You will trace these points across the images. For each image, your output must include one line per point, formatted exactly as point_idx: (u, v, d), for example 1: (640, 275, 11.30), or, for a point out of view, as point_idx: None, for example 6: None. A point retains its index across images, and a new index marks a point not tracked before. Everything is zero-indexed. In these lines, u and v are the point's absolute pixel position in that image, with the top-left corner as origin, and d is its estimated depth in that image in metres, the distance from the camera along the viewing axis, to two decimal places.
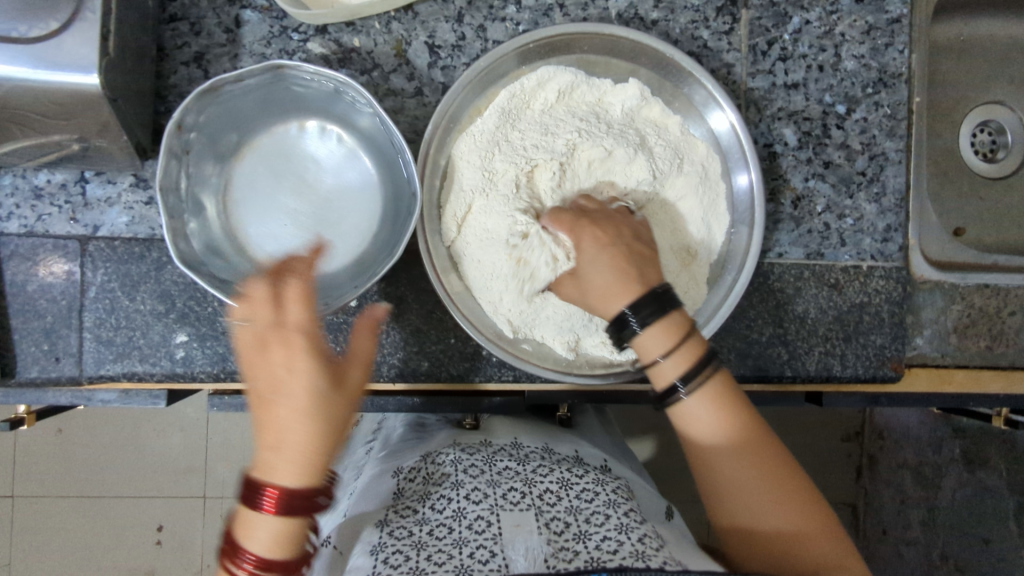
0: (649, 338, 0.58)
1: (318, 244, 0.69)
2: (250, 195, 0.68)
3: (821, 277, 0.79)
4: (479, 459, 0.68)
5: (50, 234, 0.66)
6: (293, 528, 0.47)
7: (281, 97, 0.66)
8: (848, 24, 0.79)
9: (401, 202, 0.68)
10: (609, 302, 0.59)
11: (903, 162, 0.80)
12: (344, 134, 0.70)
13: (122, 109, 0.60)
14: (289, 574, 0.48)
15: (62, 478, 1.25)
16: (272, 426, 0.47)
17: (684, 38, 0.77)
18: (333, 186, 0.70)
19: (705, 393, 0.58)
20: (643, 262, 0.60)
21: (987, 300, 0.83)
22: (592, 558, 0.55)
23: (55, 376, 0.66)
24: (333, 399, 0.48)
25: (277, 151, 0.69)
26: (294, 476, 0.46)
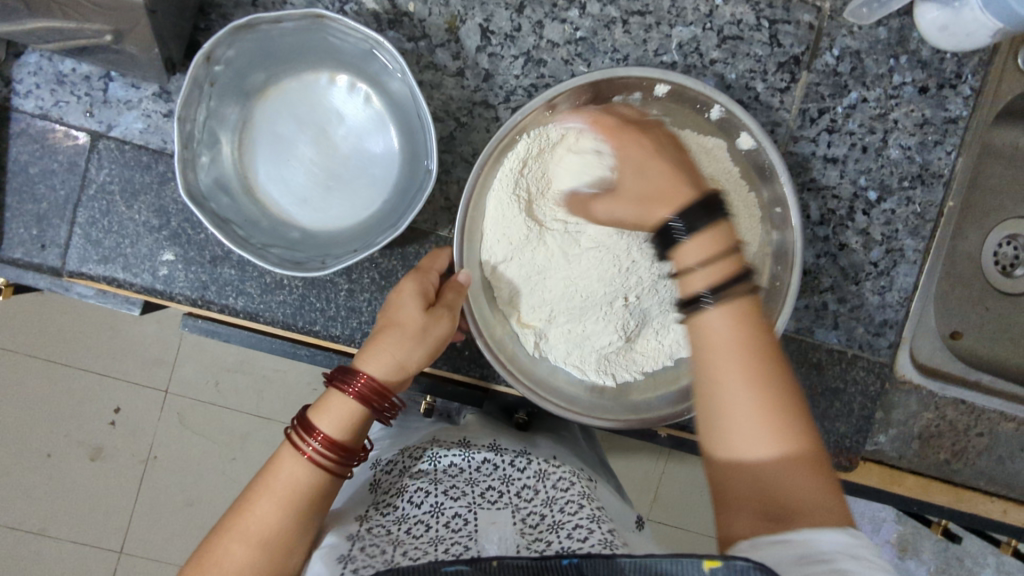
0: (693, 246, 0.54)
1: (324, 200, 0.69)
2: (268, 138, 0.68)
3: (806, 353, 0.79)
4: (458, 454, 0.70)
5: (63, 122, 0.66)
6: (358, 416, 0.59)
7: (317, 45, 0.65)
8: (904, 112, 0.78)
9: (415, 175, 0.67)
10: (658, 210, 0.57)
11: (918, 264, 0.79)
12: (372, 95, 0.69)
13: (159, 22, 0.58)
14: (338, 461, 0.57)
15: (32, 342, 1.26)
16: (378, 333, 0.61)
17: (738, 85, 0.76)
18: (352, 145, 0.69)
19: (730, 309, 0.51)
20: (654, 151, 0.60)
21: (959, 416, 0.83)
22: (564, 547, 0.57)
23: (37, 263, 0.66)
24: (437, 329, 0.62)
25: (303, 96, 0.69)
26: (377, 369, 0.59)
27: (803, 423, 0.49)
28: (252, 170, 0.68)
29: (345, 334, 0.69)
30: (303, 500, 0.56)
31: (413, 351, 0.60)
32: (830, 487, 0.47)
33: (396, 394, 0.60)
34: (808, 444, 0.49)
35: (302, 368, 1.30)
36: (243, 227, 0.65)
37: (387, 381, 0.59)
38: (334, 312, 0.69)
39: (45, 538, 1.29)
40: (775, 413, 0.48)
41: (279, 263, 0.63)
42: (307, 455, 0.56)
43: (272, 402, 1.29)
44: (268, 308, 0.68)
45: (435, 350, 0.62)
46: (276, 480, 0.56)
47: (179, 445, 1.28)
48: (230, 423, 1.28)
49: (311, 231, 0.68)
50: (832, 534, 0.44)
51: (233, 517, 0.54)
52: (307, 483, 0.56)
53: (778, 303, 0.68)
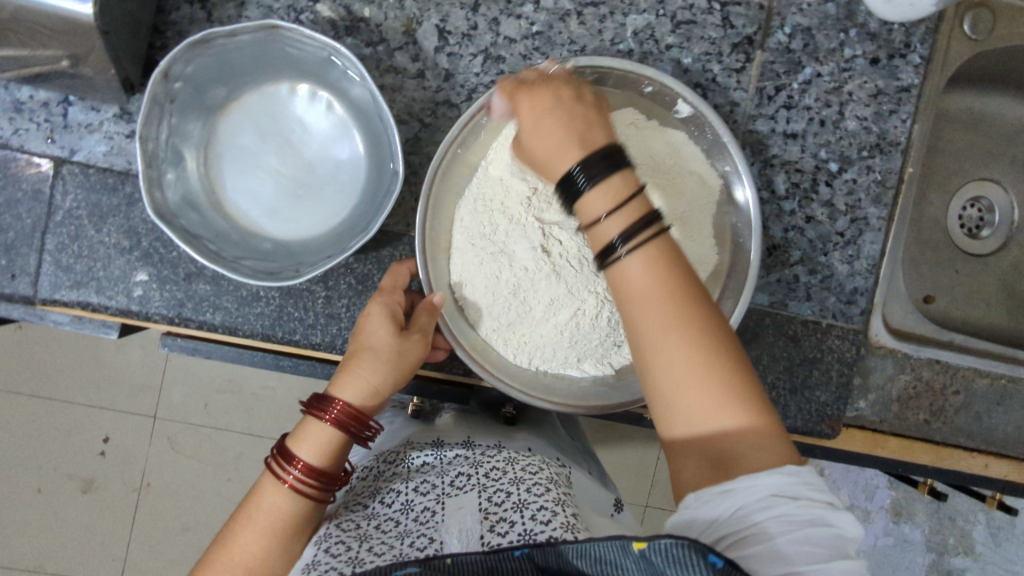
0: (593, 196, 0.50)
1: (294, 209, 0.69)
2: (234, 152, 0.69)
3: (782, 326, 0.81)
4: (429, 453, 0.71)
5: (25, 150, 0.66)
6: (337, 441, 0.59)
7: (275, 55, 0.66)
8: (857, 84, 0.80)
9: (383, 177, 0.68)
10: (561, 158, 0.52)
11: (882, 230, 0.81)
12: (334, 102, 0.69)
13: (114, 42, 0.59)
14: (317, 487, 0.57)
15: (12, 376, 1.25)
16: (351, 358, 0.61)
17: (694, 68, 0.77)
18: (318, 152, 0.70)
19: (644, 249, 0.49)
20: (586, 125, 0.53)
21: (935, 375, 0.85)
22: (525, 531, 0.57)
23: (8, 293, 0.66)
24: (412, 351, 0.62)
25: (265, 108, 0.69)
26: (352, 393, 0.59)
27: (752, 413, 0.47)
28: (217, 184, 0.68)
29: (324, 341, 0.70)
30: (283, 527, 0.56)
31: (384, 376, 0.60)
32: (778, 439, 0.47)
33: (373, 416, 0.60)
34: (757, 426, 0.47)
35: (290, 382, 1.29)
36: (215, 242, 0.65)
37: (363, 406, 0.60)
38: (311, 320, 0.69)
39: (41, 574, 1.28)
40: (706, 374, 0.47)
41: (252, 273, 0.63)
42: (288, 484, 0.57)
43: (261, 419, 1.28)
44: (245, 320, 0.69)
45: (411, 370, 0.62)
46: (261, 505, 0.57)
47: (171, 470, 1.27)
48: (220, 443, 1.28)
49: (285, 241, 0.69)
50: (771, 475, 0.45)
51: (219, 547, 0.55)
52: (286, 513, 0.57)
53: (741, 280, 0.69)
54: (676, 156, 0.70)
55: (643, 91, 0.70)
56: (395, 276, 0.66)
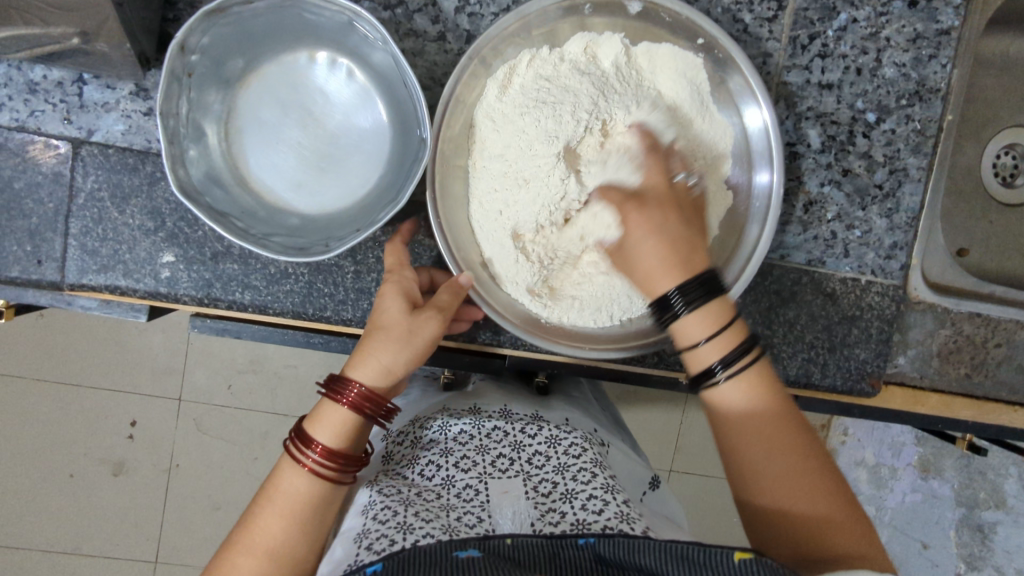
0: (693, 322, 0.57)
1: (318, 182, 0.68)
2: (254, 127, 0.67)
3: (819, 285, 0.79)
4: (468, 420, 0.70)
5: (42, 133, 0.64)
6: (355, 424, 0.57)
7: (292, 22, 0.63)
8: (895, 29, 0.76)
9: (409, 143, 0.66)
10: (656, 281, 0.58)
11: (922, 181, 0.79)
12: (354, 69, 0.67)
13: (127, 16, 0.56)
14: (339, 467, 0.55)
15: (40, 364, 1.25)
16: (366, 339, 0.59)
17: (724, 19, 0.74)
18: (341, 123, 0.68)
19: (744, 377, 0.56)
20: (692, 249, 0.59)
21: (976, 329, 0.83)
22: (578, 520, 0.57)
23: (36, 279, 0.65)
24: (426, 328, 0.59)
25: (282, 77, 0.67)
26: (365, 371, 0.57)
27: (830, 494, 0.53)
28: (238, 157, 0.66)
29: (357, 317, 0.69)
30: (305, 512, 0.54)
31: (401, 353, 0.58)
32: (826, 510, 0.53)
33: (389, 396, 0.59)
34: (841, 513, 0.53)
35: (315, 360, 1.29)
36: (242, 219, 0.64)
37: (378, 387, 0.58)
38: (342, 296, 0.68)
39: (79, 556, 1.29)
40: (776, 441, 0.54)
41: (283, 250, 0.62)
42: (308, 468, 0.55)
43: (288, 397, 1.29)
44: (276, 299, 0.67)
45: (428, 348, 0.60)
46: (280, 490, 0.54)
47: (201, 451, 1.28)
48: (249, 422, 1.28)
49: (311, 216, 0.67)
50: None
51: (239, 534, 0.53)
52: (310, 496, 0.54)
53: (763, 206, 0.69)
54: (693, 89, 0.68)
55: (629, 15, 0.68)
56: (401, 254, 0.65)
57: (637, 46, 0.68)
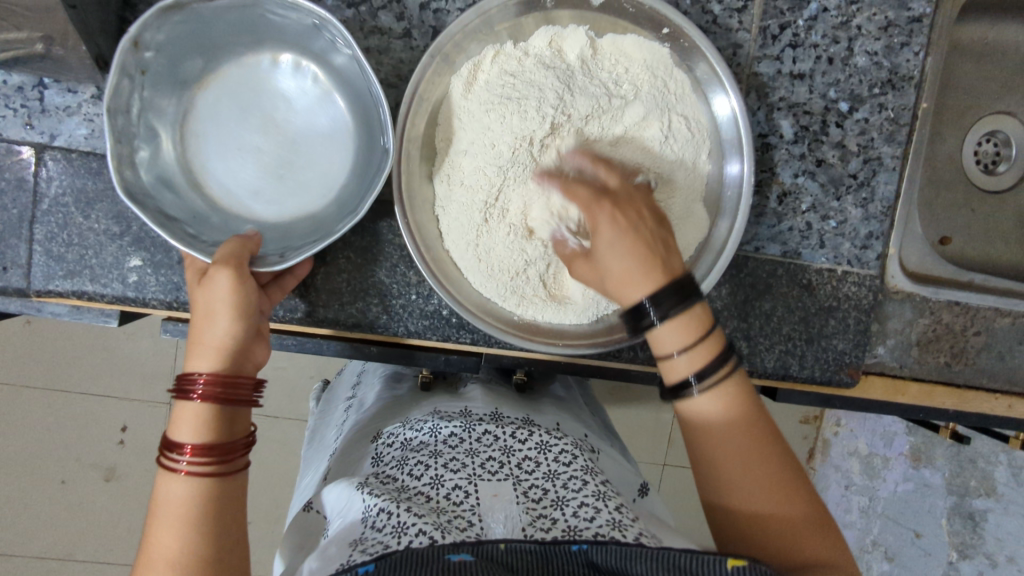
0: (670, 331, 0.56)
1: (277, 187, 0.67)
2: (212, 130, 0.66)
3: (795, 276, 0.79)
4: (458, 424, 0.70)
5: (4, 138, 0.64)
6: (208, 412, 0.54)
7: (256, 23, 0.63)
8: (866, 17, 0.76)
9: (373, 153, 0.67)
10: (628, 291, 0.58)
11: (897, 170, 0.78)
12: (320, 75, 0.67)
13: (83, 17, 0.56)
14: (209, 459, 0.53)
15: (24, 372, 1.25)
16: (194, 335, 0.57)
17: (693, 11, 0.74)
18: (303, 129, 0.67)
19: (721, 391, 0.55)
20: (665, 248, 0.59)
21: (955, 318, 0.82)
22: (569, 527, 0.56)
23: (2, 286, 0.64)
24: (218, 286, 0.57)
25: (244, 80, 0.66)
26: (205, 360, 0.55)
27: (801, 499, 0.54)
28: (193, 160, 0.66)
29: (335, 317, 0.71)
30: (201, 511, 0.51)
31: (219, 324, 0.56)
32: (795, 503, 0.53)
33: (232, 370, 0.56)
34: (803, 495, 0.54)
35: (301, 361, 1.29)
36: (194, 226, 0.64)
37: (218, 368, 0.56)
38: (315, 297, 0.70)
39: (72, 562, 1.29)
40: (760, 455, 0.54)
41: None
42: (183, 471, 0.52)
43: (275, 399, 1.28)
44: None
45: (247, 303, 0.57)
46: (163, 503, 0.52)
47: None
48: None
49: (267, 222, 0.67)
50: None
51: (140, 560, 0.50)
52: (198, 491, 0.52)
53: (733, 197, 0.69)
54: (661, 80, 0.67)
55: (593, 7, 0.67)
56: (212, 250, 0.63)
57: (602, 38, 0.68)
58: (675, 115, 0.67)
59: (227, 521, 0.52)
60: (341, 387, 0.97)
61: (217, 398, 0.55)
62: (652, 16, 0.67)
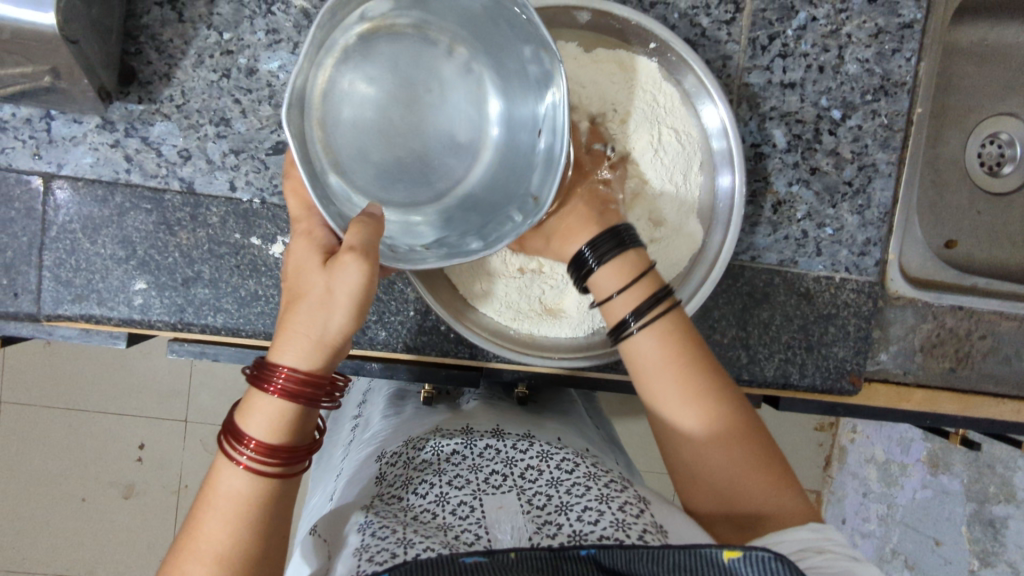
0: (604, 274, 0.59)
1: (375, 181, 0.57)
2: (342, 102, 0.56)
3: (793, 284, 0.79)
4: (460, 441, 0.70)
5: (13, 169, 0.66)
6: (292, 412, 0.49)
7: (495, 29, 0.57)
8: (856, 25, 0.76)
9: (505, 171, 0.59)
10: (570, 242, 0.61)
11: (893, 175, 0.78)
12: (482, 75, 0.59)
13: (85, 51, 0.58)
14: (281, 463, 0.48)
15: (43, 392, 1.28)
16: (289, 315, 0.50)
17: (681, 25, 0.75)
18: (430, 120, 0.59)
19: (654, 328, 0.57)
20: (604, 207, 0.63)
21: (959, 322, 0.82)
22: (574, 533, 0.56)
23: (13, 311, 0.66)
24: (340, 276, 0.48)
25: (417, 77, 0.58)
26: (300, 354, 0.49)
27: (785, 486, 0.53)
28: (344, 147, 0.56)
29: None
30: (257, 512, 0.48)
31: (332, 320, 0.49)
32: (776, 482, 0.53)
33: (327, 371, 0.50)
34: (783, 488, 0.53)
35: None
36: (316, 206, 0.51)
37: (315, 365, 0.49)
38: None
39: None
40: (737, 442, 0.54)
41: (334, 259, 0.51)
42: (245, 464, 0.48)
43: None
44: (248, 320, 0.69)
45: (361, 303, 0.49)
46: (221, 491, 0.48)
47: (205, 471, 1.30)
48: None
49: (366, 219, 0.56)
50: (799, 532, 0.49)
51: (183, 537, 0.48)
52: (262, 491, 0.48)
53: (722, 210, 0.70)
54: (650, 94, 0.68)
55: (580, 24, 0.69)
56: (302, 199, 0.56)
57: (592, 53, 0.68)
58: (665, 129, 0.68)
59: (284, 509, 0.50)
60: (347, 406, 0.98)
61: (304, 399, 0.49)
62: (638, 31, 0.68)
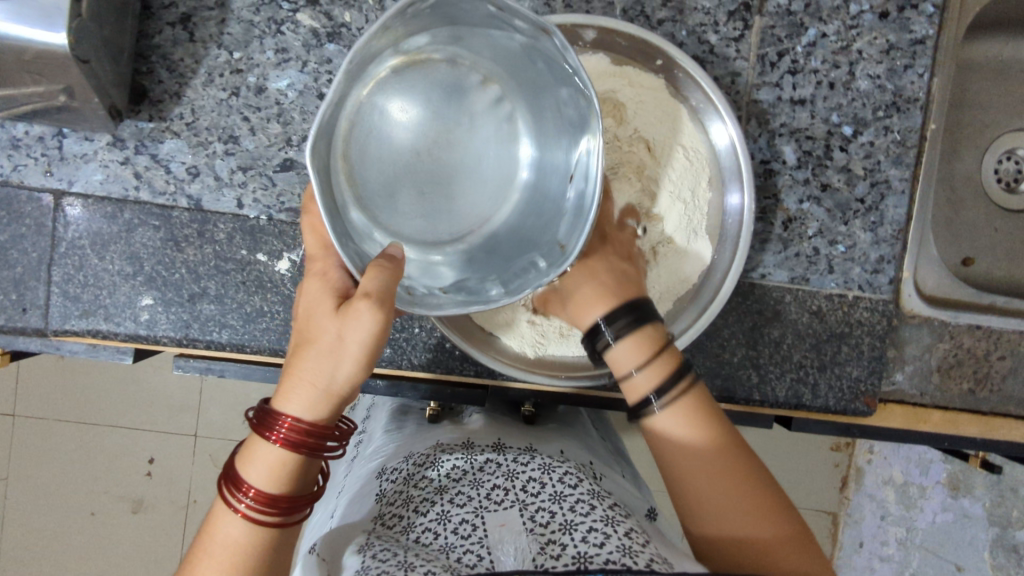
0: (623, 350, 0.58)
1: (395, 212, 0.57)
2: (371, 130, 0.55)
3: (804, 302, 0.77)
4: (460, 457, 0.70)
5: (25, 185, 0.67)
6: (294, 462, 0.49)
7: (538, 75, 0.56)
8: (867, 41, 0.75)
9: (531, 211, 0.59)
10: (584, 312, 0.61)
11: (907, 192, 0.77)
12: (516, 114, 0.59)
13: (96, 70, 0.59)
14: (277, 513, 0.49)
15: (57, 406, 1.29)
16: (297, 360, 0.50)
17: (689, 42, 0.74)
18: (462, 153, 0.59)
19: (676, 408, 0.55)
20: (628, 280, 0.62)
21: (977, 342, 0.80)
22: (578, 554, 0.54)
23: (21, 327, 0.67)
24: (352, 327, 0.48)
25: (448, 111, 0.57)
26: (305, 403, 0.49)
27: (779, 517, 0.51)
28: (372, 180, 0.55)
29: None
30: (250, 557, 0.48)
31: (340, 370, 0.48)
32: (769, 517, 0.51)
33: (330, 422, 0.50)
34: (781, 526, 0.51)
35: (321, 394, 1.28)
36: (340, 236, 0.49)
37: (319, 415, 0.49)
38: None
39: None
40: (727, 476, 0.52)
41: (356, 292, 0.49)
42: (241, 513, 0.48)
43: None
44: (253, 336, 0.69)
45: (371, 355, 0.49)
46: (215, 536, 0.49)
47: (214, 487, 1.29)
48: None
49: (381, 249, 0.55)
50: None
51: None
52: (257, 538, 0.49)
53: (733, 228, 0.69)
54: (657, 111, 0.68)
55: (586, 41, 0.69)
56: (317, 235, 0.56)
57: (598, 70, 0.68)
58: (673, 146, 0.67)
59: (278, 558, 0.50)
60: None
61: (308, 449, 0.49)
62: (643, 47, 0.68)
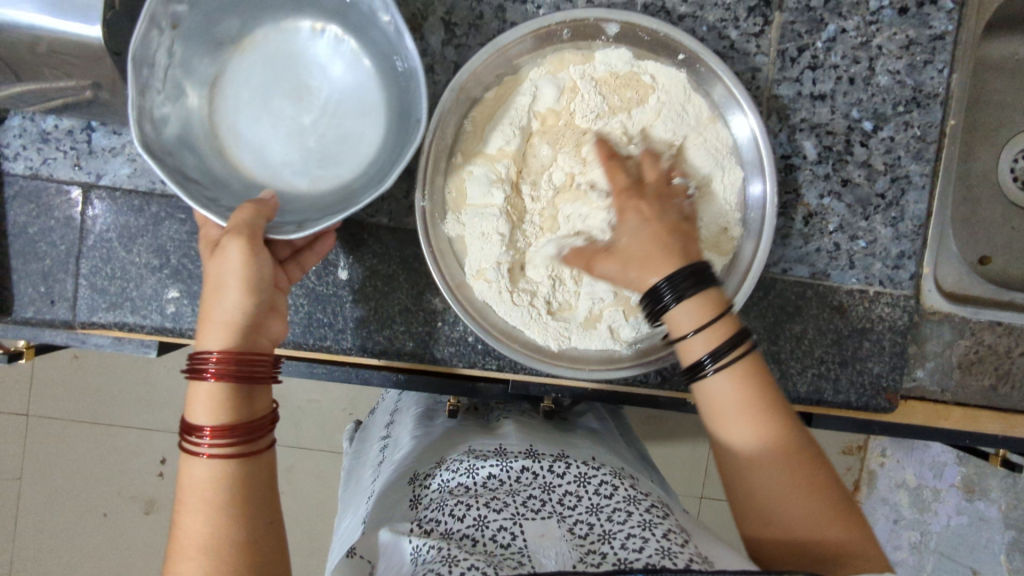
0: (684, 311, 0.57)
1: (328, 161, 0.69)
2: (258, 98, 0.68)
3: (825, 298, 0.77)
4: (494, 463, 0.69)
5: (54, 178, 0.68)
6: (225, 392, 0.53)
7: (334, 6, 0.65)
8: (886, 37, 0.76)
9: (388, 134, 0.68)
10: (647, 275, 0.59)
11: (927, 187, 0.77)
12: (340, 36, 0.68)
13: None
14: (235, 439, 0.52)
15: (73, 404, 1.29)
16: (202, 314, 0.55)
17: (710, 37, 0.75)
18: (329, 97, 0.69)
19: (733, 370, 0.55)
20: (685, 238, 0.61)
21: (998, 339, 0.79)
22: (619, 560, 0.54)
23: (50, 318, 0.68)
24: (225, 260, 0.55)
25: (282, 59, 0.69)
26: (218, 340, 0.53)
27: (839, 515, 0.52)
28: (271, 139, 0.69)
29: (356, 345, 0.74)
30: (228, 492, 0.51)
31: (228, 298, 0.55)
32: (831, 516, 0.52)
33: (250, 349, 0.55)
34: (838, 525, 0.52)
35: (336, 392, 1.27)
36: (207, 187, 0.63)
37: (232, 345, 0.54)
38: (341, 324, 0.74)
39: None
40: (795, 476, 0.53)
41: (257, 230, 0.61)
42: (204, 453, 0.51)
43: (310, 431, 1.24)
44: None
45: (256, 277, 0.55)
46: (186, 482, 0.51)
47: None
48: None
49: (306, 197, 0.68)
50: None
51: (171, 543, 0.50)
52: (227, 471, 0.51)
53: (755, 220, 0.69)
54: (679, 104, 0.68)
55: (608, 36, 0.69)
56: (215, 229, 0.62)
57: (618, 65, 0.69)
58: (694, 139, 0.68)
59: (261, 499, 0.52)
60: (375, 423, 0.98)
61: (232, 377, 0.53)
62: (664, 41, 0.68)
